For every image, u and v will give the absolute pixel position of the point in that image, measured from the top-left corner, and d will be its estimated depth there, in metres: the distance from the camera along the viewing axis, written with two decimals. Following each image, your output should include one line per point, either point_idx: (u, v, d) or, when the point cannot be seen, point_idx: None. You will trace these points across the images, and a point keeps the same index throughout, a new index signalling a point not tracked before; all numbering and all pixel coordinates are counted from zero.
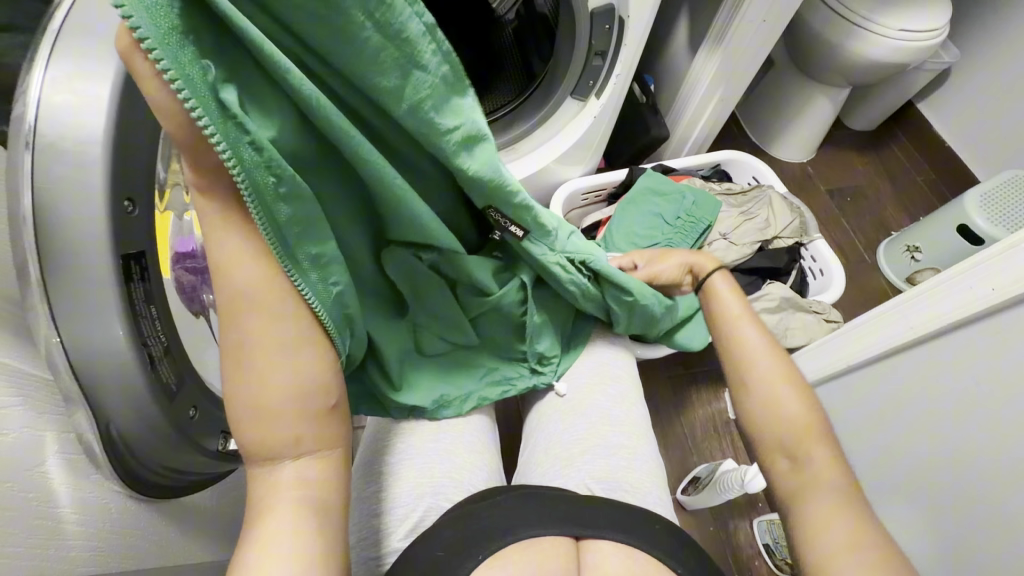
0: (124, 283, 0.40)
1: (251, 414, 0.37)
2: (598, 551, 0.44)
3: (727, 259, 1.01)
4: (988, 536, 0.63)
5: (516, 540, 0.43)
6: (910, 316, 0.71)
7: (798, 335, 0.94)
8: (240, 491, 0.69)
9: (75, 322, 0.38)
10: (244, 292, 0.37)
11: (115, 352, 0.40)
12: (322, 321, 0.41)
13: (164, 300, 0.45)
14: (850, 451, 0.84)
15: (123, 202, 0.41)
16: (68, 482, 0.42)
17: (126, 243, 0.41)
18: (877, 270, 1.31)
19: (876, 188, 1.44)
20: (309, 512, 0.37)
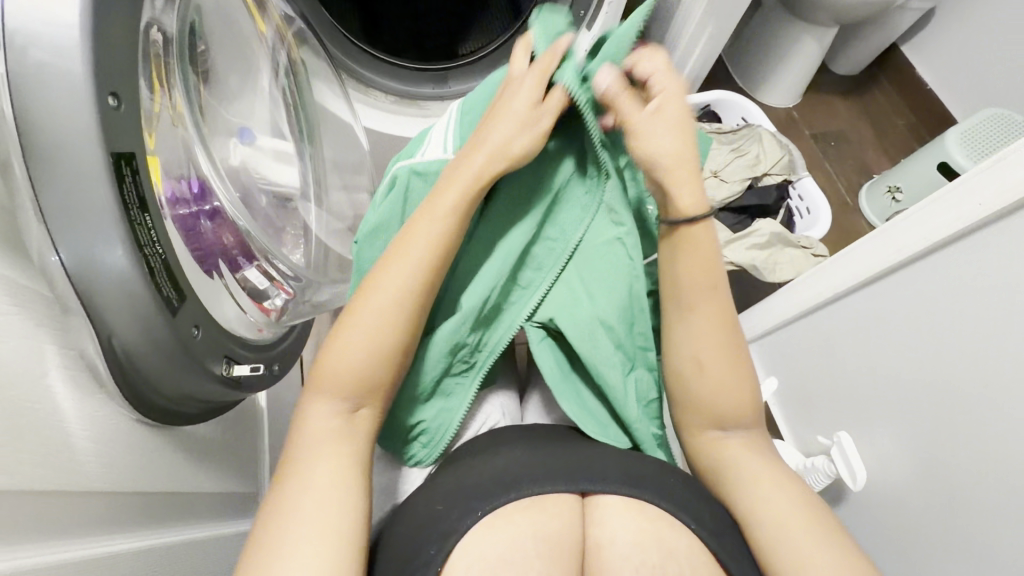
0: (118, 188, 0.39)
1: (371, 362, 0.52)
2: (600, 511, 0.49)
3: (718, 198, 1.03)
4: (979, 449, 0.71)
5: (516, 497, 0.48)
6: (929, 225, 0.74)
7: (787, 269, 0.98)
8: (235, 423, 0.68)
9: (65, 224, 0.37)
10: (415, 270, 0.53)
11: (108, 261, 0.39)
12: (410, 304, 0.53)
13: (159, 211, 0.44)
14: (850, 381, 0.90)
15: (107, 96, 0.39)
16: (75, 399, 0.41)
17: (113, 138, 0.39)
18: (858, 213, 1.35)
19: (860, 132, 1.47)
20: (331, 486, 0.48)
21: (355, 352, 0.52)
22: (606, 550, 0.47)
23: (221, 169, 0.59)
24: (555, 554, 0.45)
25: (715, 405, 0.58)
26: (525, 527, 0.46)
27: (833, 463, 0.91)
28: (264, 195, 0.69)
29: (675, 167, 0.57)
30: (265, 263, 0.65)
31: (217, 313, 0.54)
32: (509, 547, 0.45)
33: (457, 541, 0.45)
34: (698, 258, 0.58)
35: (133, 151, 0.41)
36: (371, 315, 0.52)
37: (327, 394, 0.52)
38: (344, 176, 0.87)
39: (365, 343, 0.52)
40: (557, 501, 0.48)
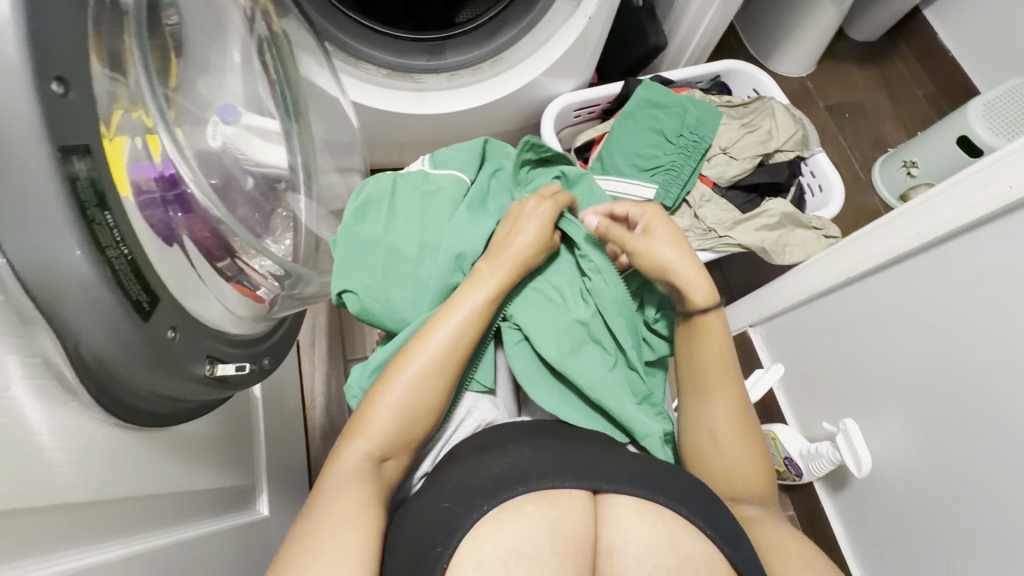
0: (71, 187, 0.36)
1: (401, 411, 0.55)
2: (612, 511, 0.47)
3: (727, 176, 0.99)
4: (994, 444, 0.69)
5: (523, 492, 0.46)
6: (950, 207, 0.69)
7: (797, 251, 0.94)
8: (224, 416, 0.67)
9: (11, 225, 0.34)
10: (461, 316, 0.59)
11: (66, 265, 0.36)
12: (450, 351, 0.58)
13: (120, 207, 0.41)
14: (857, 369, 0.88)
15: (51, 83, 0.36)
16: (44, 411, 0.39)
17: (61, 131, 0.36)
18: (872, 190, 1.30)
19: (876, 103, 1.41)
20: (343, 541, 0.46)
21: (400, 408, 0.56)
22: (617, 552, 0.45)
23: (188, 155, 0.56)
24: (567, 552, 0.43)
25: (724, 458, 0.63)
26: (535, 521, 0.44)
27: (838, 450, 0.89)
28: (250, 177, 0.68)
29: (680, 270, 0.67)
30: (247, 255, 0.63)
31: (199, 310, 0.53)
32: (519, 544, 0.43)
33: (464, 536, 0.43)
34: (714, 348, 0.66)
35: (87, 142, 0.38)
36: (406, 390, 0.56)
37: (370, 441, 0.54)
38: (337, 157, 0.84)
39: (412, 393, 0.56)
40: (569, 499, 0.46)
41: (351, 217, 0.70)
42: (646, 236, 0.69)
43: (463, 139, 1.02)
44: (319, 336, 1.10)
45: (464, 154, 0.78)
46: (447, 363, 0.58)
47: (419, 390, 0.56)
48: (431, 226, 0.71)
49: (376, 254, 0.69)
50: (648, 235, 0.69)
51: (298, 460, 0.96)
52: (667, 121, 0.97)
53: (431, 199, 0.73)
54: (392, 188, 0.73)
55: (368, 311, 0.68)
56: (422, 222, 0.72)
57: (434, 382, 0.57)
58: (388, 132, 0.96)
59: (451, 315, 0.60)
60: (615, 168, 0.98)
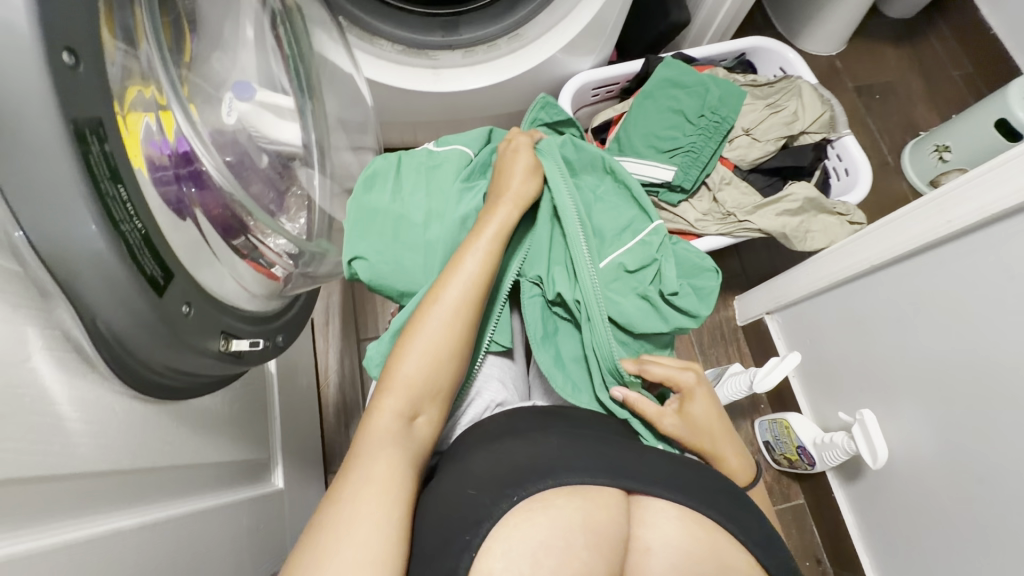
0: (84, 160, 0.36)
1: (425, 364, 0.55)
2: (646, 512, 0.46)
3: (747, 159, 0.96)
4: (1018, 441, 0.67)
5: (554, 485, 0.45)
6: (983, 193, 0.66)
7: (819, 238, 0.91)
8: (239, 391, 0.68)
9: (27, 198, 0.34)
10: (472, 264, 0.59)
11: (80, 238, 0.36)
12: (463, 298, 0.58)
13: (134, 182, 0.41)
14: (877, 360, 0.86)
15: (61, 53, 0.35)
16: (63, 383, 0.39)
17: (72, 103, 0.36)
18: (901, 175, 1.26)
19: (909, 84, 1.36)
20: (378, 502, 0.45)
21: (430, 349, 0.56)
22: (651, 555, 0.44)
23: (203, 133, 0.56)
24: (598, 550, 0.42)
25: None
26: (569, 516, 0.43)
27: (854, 441, 0.87)
28: (265, 155, 0.68)
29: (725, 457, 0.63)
30: (261, 233, 0.64)
31: (213, 286, 0.53)
32: (548, 537, 0.42)
33: (490, 525, 0.42)
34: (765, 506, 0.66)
35: (99, 115, 0.38)
36: (427, 340, 0.56)
37: (397, 395, 0.54)
38: (351, 134, 0.83)
39: (443, 333, 0.57)
40: (603, 495, 0.45)
41: (360, 186, 0.70)
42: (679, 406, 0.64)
43: (479, 117, 1.00)
44: (332, 314, 1.10)
45: (468, 133, 0.78)
46: (464, 310, 0.58)
47: (437, 340, 0.56)
48: (437, 195, 0.71)
49: (384, 220, 0.68)
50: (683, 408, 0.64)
51: (311, 436, 0.97)
52: (687, 101, 0.94)
53: (436, 171, 0.73)
54: (398, 163, 0.72)
55: (380, 276, 0.67)
56: (428, 189, 0.71)
57: (461, 319, 0.58)
58: (403, 110, 0.95)
59: (461, 264, 0.60)
60: (632, 148, 0.96)
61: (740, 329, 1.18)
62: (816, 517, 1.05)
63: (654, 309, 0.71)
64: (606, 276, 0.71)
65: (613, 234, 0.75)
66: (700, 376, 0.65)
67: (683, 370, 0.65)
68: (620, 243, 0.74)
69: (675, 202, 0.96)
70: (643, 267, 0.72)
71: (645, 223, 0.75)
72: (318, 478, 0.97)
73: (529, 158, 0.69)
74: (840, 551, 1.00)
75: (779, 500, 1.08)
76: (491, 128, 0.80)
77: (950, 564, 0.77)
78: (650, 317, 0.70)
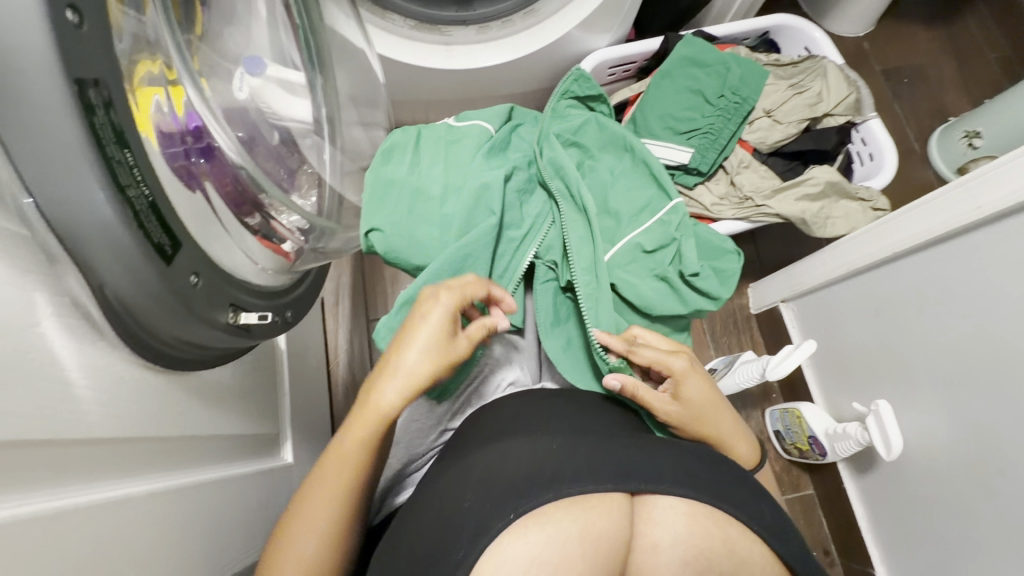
0: (87, 122, 0.35)
1: (327, 494, 0.54)
2: (653, 509, 0.45)
3: (768, 141, 0.94)
4: None
5: (551, 499, 0.43)
6: (1014, 178, 0.63)
7: (839, 225, 0.89)
8: (249, 366, 0.68)
9: (32, 160, 0.34)
10: (385, 388, 0.55)
11: (86, 201, 0.35)
12: (369, 428, 0.55)
13: (140, 148, 0.41)
14: (896, 351, 0.83)
15: (65, 11, 0.35)
16: (71, 349, 0.39)
17: (75, 62, 0.35)
18: (927, 163, 1.22)
19: (939, 68, 1.31)
20: None
21: (307, 543, 0.52)
22: (658, 552, 0.44)
23: (213, 106, 0.57)
24: (599, 557, 0.42)
25: None
26: (569, 526, 0.42)
27: (867, 432, 0.85)
28: (276, 132, 0.67)
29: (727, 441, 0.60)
30: (275, 211, 0.64)
31: (223, 259, 0.53)
32: (547, 553, 0.41)
33: (488, 543, 0.41)
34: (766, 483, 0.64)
35: (102, 77, 0.38)
36: (334, 476, 0.54)
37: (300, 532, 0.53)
38: (361, 111, 0.81)
39: (332, 496, 0.54)
40: (604, 501, 0.44)
41: (379, 157, 0.69)
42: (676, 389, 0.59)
43: (492, 96, 0.98)
44: (342, 293, 1.11)
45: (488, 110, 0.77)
46: (371, 436, 0.55)
47: (337, 473, 0.54)
48: (455, 169, 0.70)
49: (401, 192, 0.68)
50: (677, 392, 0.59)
51: (321, 414, 0.97)
52: (709, 80, 0.91)
53: (454, 145, 0.71)
54: (417, 137, 0.71)
55: (395, 249, 0.67)
56: (445, 163, 0.70)
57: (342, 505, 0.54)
58: (415, 88, 0.93)
59: (373, 388, 0.56)
60: (648, 129, 0.93)
61: (754, 318, 1.16)
62: (826, 508, 1.04)
63: (671, 291, 0.71)
64: (624, 256, 0.71)
65: (631, 216, 0.73)
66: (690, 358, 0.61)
67: (675, 355, 0.60)
68: (639, 224, 0.73)
69: (691, 185, 0.94)
70: (661, 249, 0.72)
71: (663, 203, 0.75)
72: None
73: (440, 322, 0.56)
74: (849, 543, 0.99)
75: (788, 489, 1.07)
76: (512, 106, 0.79)
77: (963, 559, 0.76)
78: (667, 299, 0.70)
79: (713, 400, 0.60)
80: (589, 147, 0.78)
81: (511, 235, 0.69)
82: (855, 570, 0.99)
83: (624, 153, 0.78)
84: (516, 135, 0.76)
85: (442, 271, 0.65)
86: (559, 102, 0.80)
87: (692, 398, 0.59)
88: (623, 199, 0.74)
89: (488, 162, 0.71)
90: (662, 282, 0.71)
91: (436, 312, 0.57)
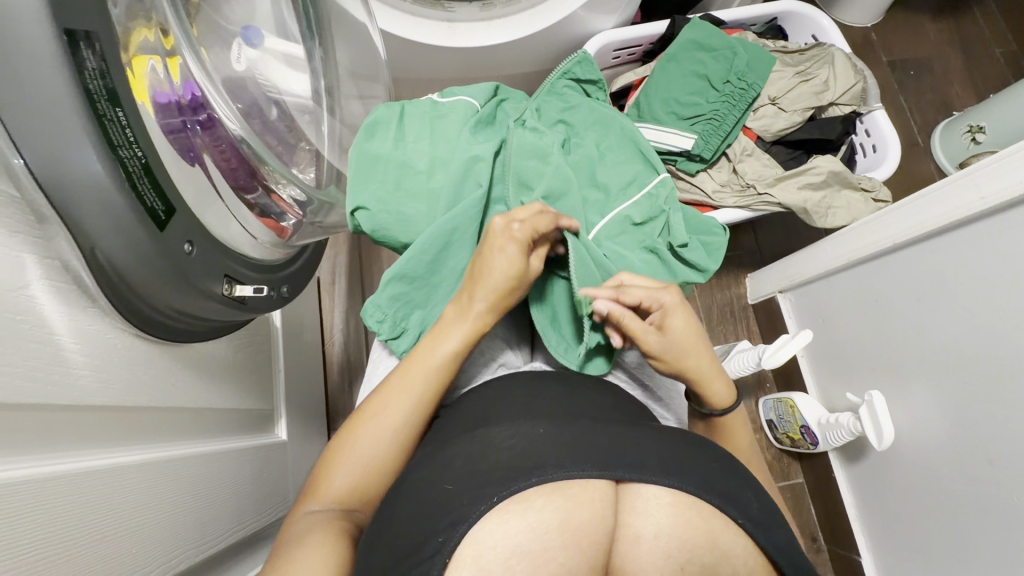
0: (78, 75, 0.35)
1: (380, 435, 0.55)
2: (636, 498, 0.40)
3: (773, 129, 0.93)
4: None
5: (536, 484, 0.39)
6: (1015, 168, 0.63)
7: (841, 214, 0.88)
8: (243, 341, 0.68)
9: (24, 117, 0.34)
10: (453, 335, 0.58)
11: (76, 159, 0.35)
12: (435, 373, 0.57)
13: (133, 107, 0.40)
14: (893, 342, 0.83)
15: None
16: (62, 312, 0.39)
17: (64, 12, 0.35)
18: (930, 157, 1.22)
19: (946, 60, 1.30)
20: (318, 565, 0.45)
21: (364, 458, 0.55)
22: (641, 543, 0.39)
23: (213, 72, 0.55)
24: (581, 549, 0.38)
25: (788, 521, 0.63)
26: (550, 515, 0.38)
27: (860, 422, 0.86)
28: (273, 107, 0.66)
29: (703, 376, 0.60)
30: (274, 182, 0.64)
31: (219, 230, 0.52)
32: (525, 542, 0.37)
33: (467, 530, 0.37)
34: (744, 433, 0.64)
35: (93, 30, 0.37)
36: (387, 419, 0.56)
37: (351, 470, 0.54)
38: (359, 84, 0.80)
39: (384, 440, 0.55)
40: (587, 489, 0.40)
41: (362, 134, 0.67)
42: (662, 323, 0.59)
43: (495, 76, 0.97)
44: (339, 273, 1.10)
45: (473, 88, 0.75)
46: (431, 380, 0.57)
47: (395, 414, 0.56)
48: (441, 143, 0.69)
49: (387, 167, 0.66)
50: (664, 325, 0.59)
51: (315, 393, 0.97)
52: (712, 64, 0.91)
53: (440, 121, 0.70)
54: (402, 112, 0.70)
55: (383, 227, 0.66)
56: (432, 139, 0.69)
57: (405, 427, 0.56)
58: (417, 65, 0.92)
59: (438, 332, 0.59)
60: (651, 114, 0.92)
61: (751, 307, 1.16)
62: (815, 497, 1.05)
63: (661, 263, 0.70)
64: (612, 229, 0.70)
65: (619, 188, 0.72)
66: (680, 294, 0.61)
67: (663, 289, 0.60)
68: (626, 196, 0.72)
69: (693, 171, 0.93)
70: (650, 220, 0.71)
71: (650, 177, 0.74)
72: (321, 434, 0.98)
73: (514, 255, 0.58)
74: (837, 532, 1.00)
75: (779, 477, 1.08)
76: (499, 86, 0.78)
77: (949, 548, 0.77)
78: (657, 270, 0.70)
79: (698, 335, 0.60)
80: (575, 120, 0.76)
81: (499, 210, 0.69)
82: (841, 556, 1.00)
83: (616, 127, 0.77)
84: (502, 112, 0.75)
85: (429, 245, 0.64)
86: (556, 82, 0.79)
87: (679, 330, 0.59)
88: (611, 172, 0.73)
89: (475, 137, 0.70)
90: (651, 254, 0.70)
91: (508, 245, 0.58)
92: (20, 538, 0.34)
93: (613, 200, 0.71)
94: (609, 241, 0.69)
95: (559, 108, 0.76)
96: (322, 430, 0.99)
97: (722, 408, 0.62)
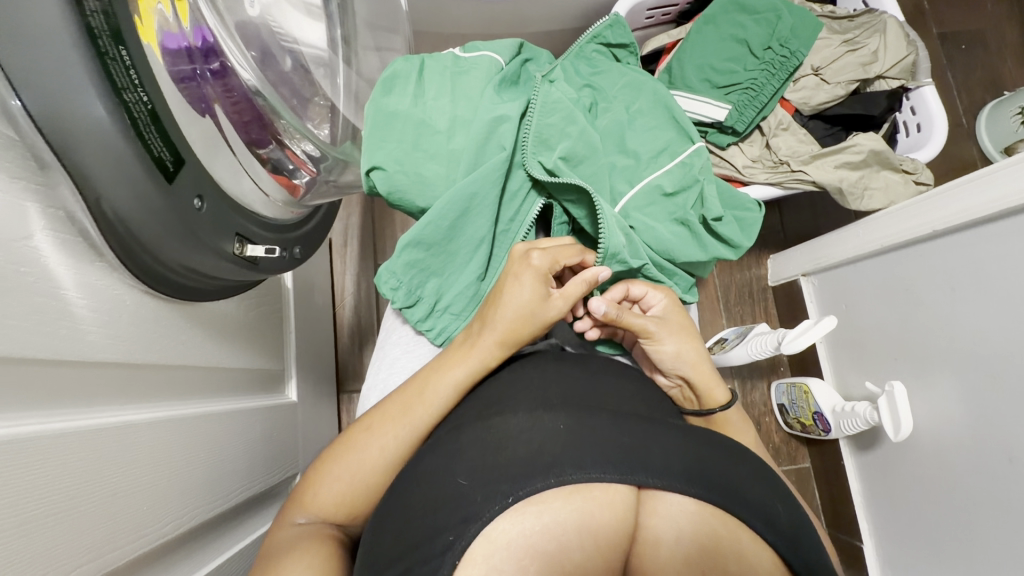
0: (77, 9, 0.33)
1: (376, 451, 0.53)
2: (660, 504, 0.39)
3: (811, 102, 0.89)
4: None
5: (554, 483, 0.38)
6: None
7: (877, 196, 0.84)
8: (255, 301, 0.67)
9: (23, 55, 0.32)
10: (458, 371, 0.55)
11: (77, 103, 0.33)
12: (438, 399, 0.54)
13: (138, 47, 0.38)
14: (918, 334, 0.80)
15: None
16: (68, 265, 0.37)
17: None
18: (973, 139, 1.15)
19: (1001, 34, 1.21)
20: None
21: (355, 475, 0.52)
22: (660, 547, 0.38)
23: (224, 13, 0.53)
24: (600, 551, 0.37)
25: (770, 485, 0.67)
26: (570, 518, 0.37)
27: (877, 412, 0.84)
28: (286, 57, 0.62)
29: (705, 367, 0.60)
30: (290, 139, 0.62)
31: (229, 184, 0.50)
32: (541, 543, 0.36)
33: (479, 518, 0.37)
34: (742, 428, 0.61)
35: None
36: (382, 437, 0.53)
37: (343, 481, 0.52)
38: (378, 35, 0.76)
39: (379, 456, 0.53)
40: (610, 493, 0.38)
41: (378, 89, 0.64)
42: (667, 309, 0.61)
43: (521, 33, 0.92)
44: (351, 235, 1.08)
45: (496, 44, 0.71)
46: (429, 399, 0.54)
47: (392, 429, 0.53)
48: (462, 102, 0.65)
49: (405, 126, 0.63)
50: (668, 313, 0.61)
51: (326, 354, 0.97)
52: (753, 28, 0.85)
53: (462, 78, 0.67)
54: (421, 66, 0.66)
55: (399, 190, 0.63)
56: (453, 97, 0.65)
57: (401, 444, 0.53)
58: (439, 17, 0.87)
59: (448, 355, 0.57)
60: (684, 80, 0.87)
61: (770, 289, 1.13)
62: (821, 483, 1.05)
63: (692, 236, 0.68)
64: (641, 199, 0.67)
65: (649, 157, 0.68)
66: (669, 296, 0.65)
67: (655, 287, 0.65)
68: (658, 165, 0.68)
69: (724, 144, 0.89)
70: (682, 190, 0.68)
71: (684, 145, 0.70)
72: (331, 396, 0.98)
73: (531, 289, 0.56)
74: (841, 517, 1.00)
75: (785, 461, 1.08)
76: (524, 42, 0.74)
77: (956, 542, 0.76)
78: (686, 244, 0.67)
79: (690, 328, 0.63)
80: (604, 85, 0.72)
81: (521, 176, 0.66)
82: (841, 541, 1.00)
83: (650, 92, 0.72)
84: (526, 72, 0.71)
85: (448, 212, 0.62)
86: (586, 45, 0.75)
87: (681, 317, 0.62)
88: (640, 138, 0.69)
89: (499, 96, 0.67)
90: (682, 227, 0.68)
91: (524, 275, 0.56)
92: (29, 495, 0.33)
93: (642, 170, 0.68)
94: (637, 214, 0.67)
95: (586, 72, 0.73)
96: (333, 392, 0.99)
97: (719, 408, 0.59)
